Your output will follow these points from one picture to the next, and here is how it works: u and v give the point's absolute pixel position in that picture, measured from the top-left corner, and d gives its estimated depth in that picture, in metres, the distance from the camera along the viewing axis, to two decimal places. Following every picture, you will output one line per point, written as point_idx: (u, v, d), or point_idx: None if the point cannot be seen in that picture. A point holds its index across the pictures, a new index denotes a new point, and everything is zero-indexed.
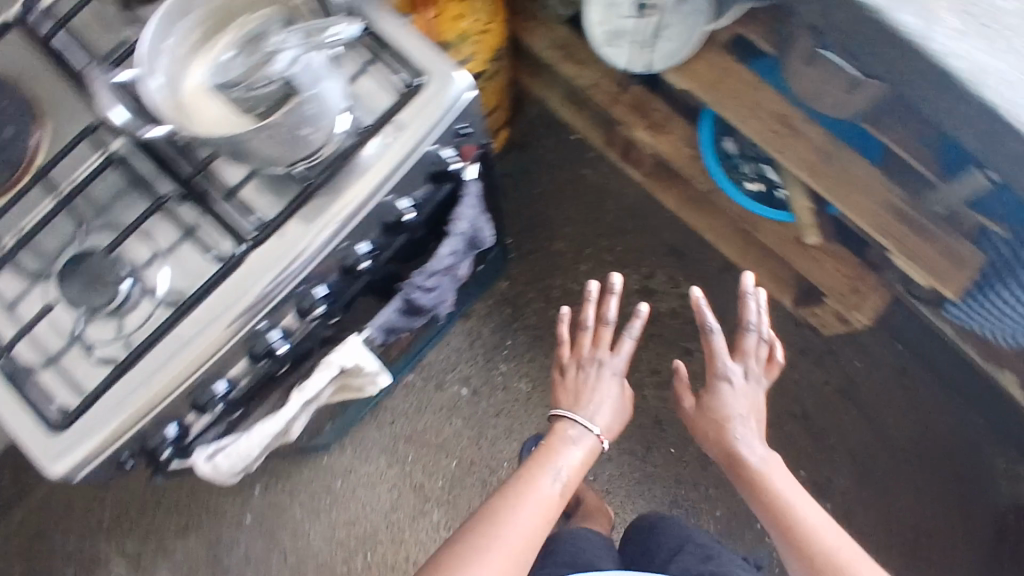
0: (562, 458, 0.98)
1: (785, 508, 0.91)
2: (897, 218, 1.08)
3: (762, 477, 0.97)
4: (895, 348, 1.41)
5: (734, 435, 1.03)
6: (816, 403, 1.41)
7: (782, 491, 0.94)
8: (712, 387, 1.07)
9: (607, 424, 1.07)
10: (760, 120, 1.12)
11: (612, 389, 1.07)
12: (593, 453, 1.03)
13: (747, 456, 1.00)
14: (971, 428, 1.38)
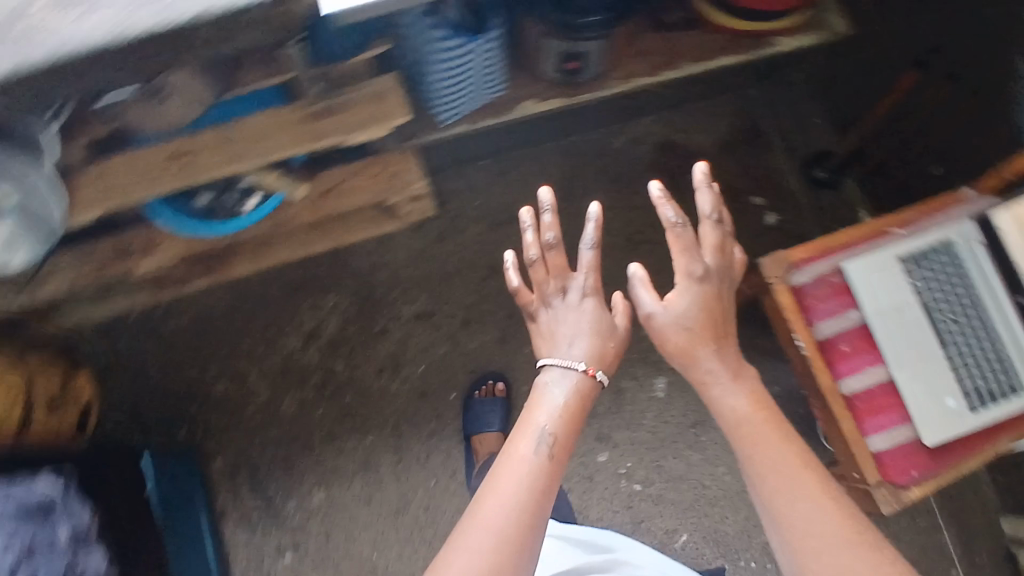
0: (545, 414, 0.95)
1: (754, 439, 0.93)
2: (317, 120, 1.14)
3: (745, 424, 0.96)
4: (475, 166, 1.54)
5: (704, 354, 1.01)
6: (484, 253, 1.52)
7: (763, 438, 0.93)
8: (687, 280, 1.01)
9: (597, 351, 1.02)
10: (154, 174, 1.12)
11: (583, 316, 1.03)
12: (587, 390, 0.99)
13: (729, 388, 1.00)
14: (568, 150, 1.56)
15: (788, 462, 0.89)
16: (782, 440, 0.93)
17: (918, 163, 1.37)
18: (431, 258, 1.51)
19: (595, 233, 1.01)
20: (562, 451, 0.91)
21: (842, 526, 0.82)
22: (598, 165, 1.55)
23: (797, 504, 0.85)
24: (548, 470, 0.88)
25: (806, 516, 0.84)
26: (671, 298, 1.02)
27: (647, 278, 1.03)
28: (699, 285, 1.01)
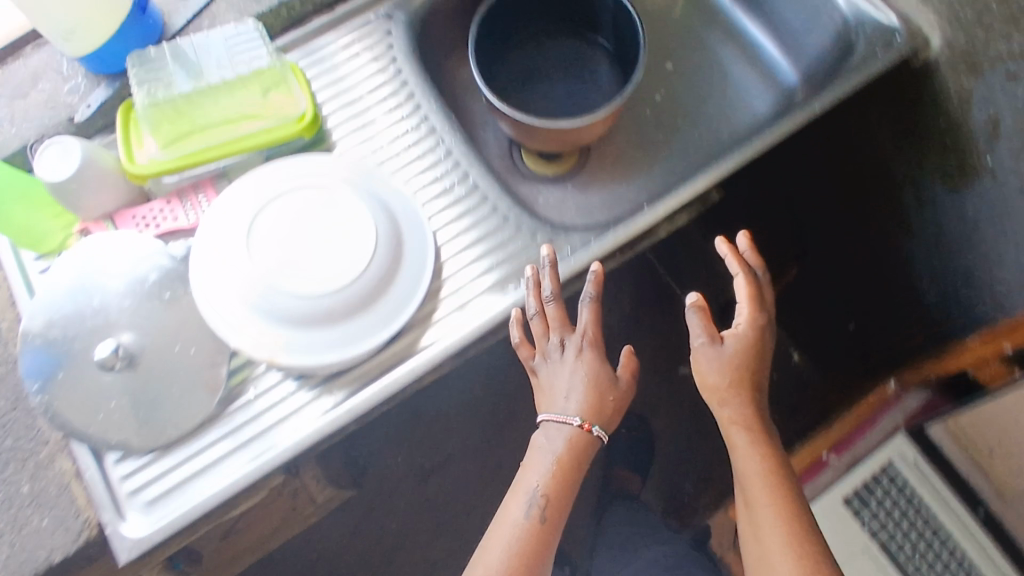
0: (537, 472, 0.66)
1: (757, 523, 0.66)
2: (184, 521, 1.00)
3: (760, 495, 0.66)
4: (388, 424, 1.43)
5: (739, 404, 0.68)
6: (423, 515, 1.40)
7: (770, 522, 0.65)
8: (741, 338, 0.70)
9: (586, 394, 0.66)
10: None
11: (580, 372, 0.67)
12: (583, 453, 0.66)
13: (747, 446, 0.67)
14: (480, 377, 1.45)
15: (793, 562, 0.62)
16: (798, 521, 0.64)
17: (835, 321, 1.22)
18: (370, 537, 1.39)
19: (593, 284, 0.69)
20: (552, 514, 0.65)
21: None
22: (515, 383, 1.45)
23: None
24: (536, 536, 0.64)
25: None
26: (728, 338, 0.70)
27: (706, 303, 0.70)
28: (753, 333, 0.70)
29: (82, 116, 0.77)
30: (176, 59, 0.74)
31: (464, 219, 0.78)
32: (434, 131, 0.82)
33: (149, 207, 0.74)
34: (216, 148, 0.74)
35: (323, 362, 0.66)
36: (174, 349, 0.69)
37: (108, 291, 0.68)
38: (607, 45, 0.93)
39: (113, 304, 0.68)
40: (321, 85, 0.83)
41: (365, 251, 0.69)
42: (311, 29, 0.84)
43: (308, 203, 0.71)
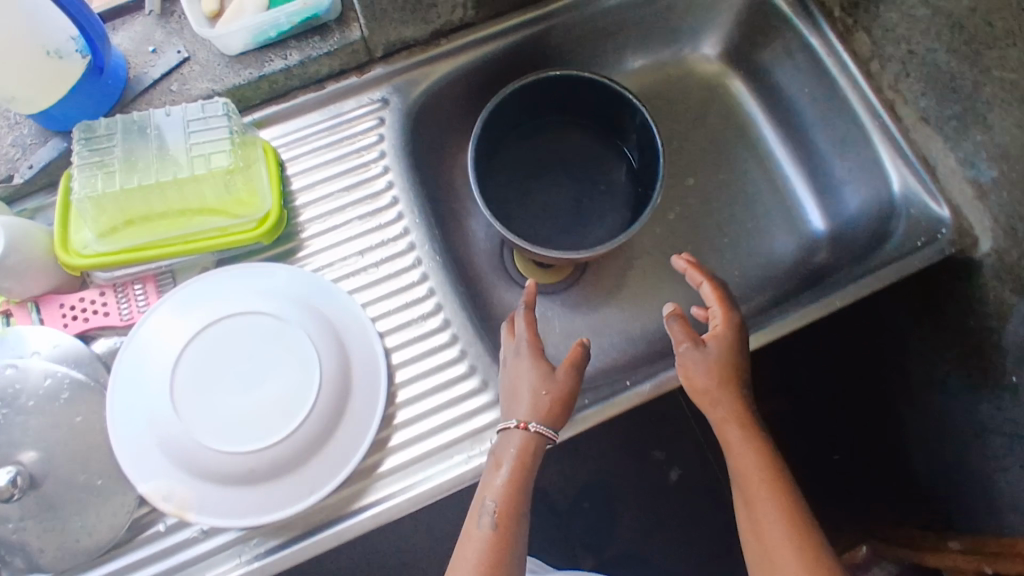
0: (493, 483, 0.60)
1: (761, 527, 0.58)
2: None
3: (761, 498, 0.58)
4: None
5: (730, 397, 0.61)
6: None
7: (774, 520, 0.57)
8: (724, 339, 0.63)
9: (524, 399, 0.63)
10: None
11: (517, 377, 0.64)
12: (531, 455, 0.61)
13: (743, 443, 0.60)
14: None
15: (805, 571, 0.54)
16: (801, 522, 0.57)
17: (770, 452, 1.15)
18: None
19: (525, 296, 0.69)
20: (506, 521, 0.58)
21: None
22: None
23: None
24: (498, 548, 0.57)
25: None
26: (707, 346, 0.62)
27: (681, 313, 0.64)
28: (733, 335, 0.63)
29: (23, 176, 0.70)
30: (126, 140, 0.65)
31: (428, 359, 0.70)
32: (413, 246, 0.74)
33: (80, 295, 0.67)
34: (157, 245, 0.66)
35: (234, 527, 0.59)
36: (81, 479, 0.63)
37: (16, 404, 0.62)
38: (632, 157, 0.82)
39: (20, 420, 0.62)
40: (298, 174, 0.75)
41: (300, 401, 0.62)
42: (296, 105, 0.75)
43: (260, 340, 0.63)
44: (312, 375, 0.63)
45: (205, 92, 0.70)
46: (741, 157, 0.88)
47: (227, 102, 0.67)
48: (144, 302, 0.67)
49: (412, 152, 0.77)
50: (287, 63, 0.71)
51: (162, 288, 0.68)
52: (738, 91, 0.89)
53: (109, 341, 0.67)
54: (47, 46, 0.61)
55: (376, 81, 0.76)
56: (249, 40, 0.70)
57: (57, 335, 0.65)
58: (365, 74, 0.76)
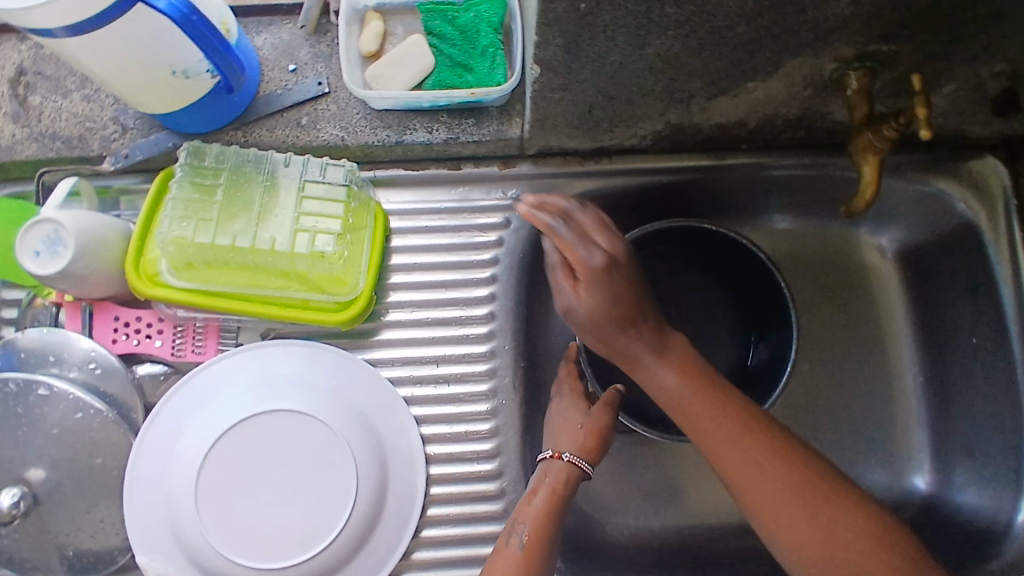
0: (525, 508, 0.58)
1: (770, 485, 0.53)
2: None
3: (719, 428, 0.55)
4: None
5: (627, 327, 0.57)
6: None
7: (746, 451, 0.54)
8: (606, 260, 0.58)
9: (564, 430, 0.62)
10: None
11: (555, 414, 0.64)
12: (565, 485, 0.59)
13: (670, 372, 0.57)
14: None
15: (794, 486, 0.53)
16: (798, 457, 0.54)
17: None
18: None
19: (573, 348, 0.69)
20: (536, 545, 0.56)
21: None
22: None
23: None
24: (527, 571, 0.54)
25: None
26: (612, 283, 0.57)
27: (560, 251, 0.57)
28: (620, 262, 0.58)
29: (112, 164, 0.64)
30: (232, 179, 0.59)
31: (465, 506, 0.65)
32: (492, 374, 0.67)
33: (137, 313, 0.62)
34: (234, 298, 0.60)
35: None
36: (81, 515, 0.60)
37: (39, 426, 0.59)
38: (752, 356, 0.73)
39: (38, 442, 0.59)
40: (401, 251, 0.68)
41: (321, 531, 0.57)
42: (424, 176, 0.67)
43: (295, 448, 0.59)
44: (342, 504, 0.58)
45: (332, 138, 0.62)
46: (868, 374, 0.77)
47: (351, 168, 0.61)
48: (200, 345, 0.63)
49: (529, 262, 0.69)
50: (429, 138, 0.63)
51: (222, 339, 0.63)
52: (890, 296, 0.78)
53: (153, 367, 0.63)
54: (173, 67, 0.53)
55: (515, 178, 0.68)
56: (398, 104, 0.61)
57: (95, 346, 0.61)
58: (507, 168, 0.68)
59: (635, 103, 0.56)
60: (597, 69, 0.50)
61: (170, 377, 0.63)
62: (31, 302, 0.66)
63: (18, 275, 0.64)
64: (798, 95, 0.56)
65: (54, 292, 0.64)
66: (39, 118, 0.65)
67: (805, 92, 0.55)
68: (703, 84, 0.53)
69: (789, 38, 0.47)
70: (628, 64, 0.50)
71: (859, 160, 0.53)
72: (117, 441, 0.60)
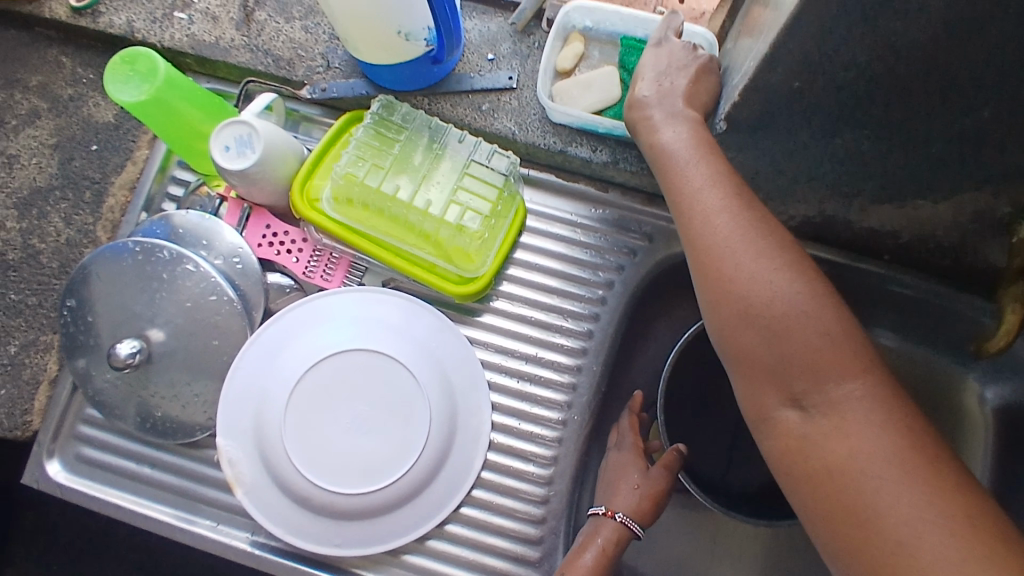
0: (574, 564, 0.61)
1: (736, 271, 0.45)
2: None
3: (718, 217, 0.47)
4: None
5: (672, 136, 0.52)
6: None
7: (720, 217, 0.47)
8: (692, 99, 0.54)
9: (620, 490, 0.66)
10: None
11: (612, 471, 0.68)
12: (616, 545, 0.63)
13: (690, 166, 0.50)
14: None
15: (779, 280, 0.45)
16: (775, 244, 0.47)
17: None
18: None
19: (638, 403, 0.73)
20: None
21: (895, 455, 0.39)
22: None
23: (843, 443, 0.41)
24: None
25: (846, 447, 0.41)
26: (663, 83, 0.55)
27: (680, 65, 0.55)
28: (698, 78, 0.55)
29: (309, 93, 0.70)
30: (410, 139, 0.64)
31: (509, 499, 0.67)
32: (573, 388, 0.69)
33: (286, 228, 0.68)
34: (375, 243, 0.66)
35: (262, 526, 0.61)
36: (180, 385, 0.66)
37: (174, 296, 0.65)
38: None
39: (169, 309, 0.65)
40: (526, 248, 0.71)
41: (382, 469, 0.61)
42: (570, 189, 0.72)
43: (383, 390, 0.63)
44: (407, 452, 0.62)
45: (504, 130, 0.67)
46: None
47: (514, 162, 0.65)
48: (328, 273, 0.68)
49: (638, 297, 0.72)
50: (591, 156, 0.66)
51: (349, 274, 0.68)
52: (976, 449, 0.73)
53: (281, 279, 0.68)
54: (400, 28, 0.58)
55: (654, 217, 0.71)
56: (574, 122, 0.65)
57: (242, 244, 0.67)
58: (651, 206, 0.71)
59: (799, 183, 0.58)
60: (779, 143, 0.53)
61: (294, 293, 0.68)
62: (196, 188, 0.73)
63: (197, 160, 0.70)
64: (960, 226, 0.56)
65: (223, 185, 0.71)
66: (259, 33, 0.72)
67: (969, 225, 0.55)
68: (873, 186, 0.54)
69: (977, 169, 0.48)
70: (810, 146, 0.52)
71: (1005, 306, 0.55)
72: (232, 332, 0.65)
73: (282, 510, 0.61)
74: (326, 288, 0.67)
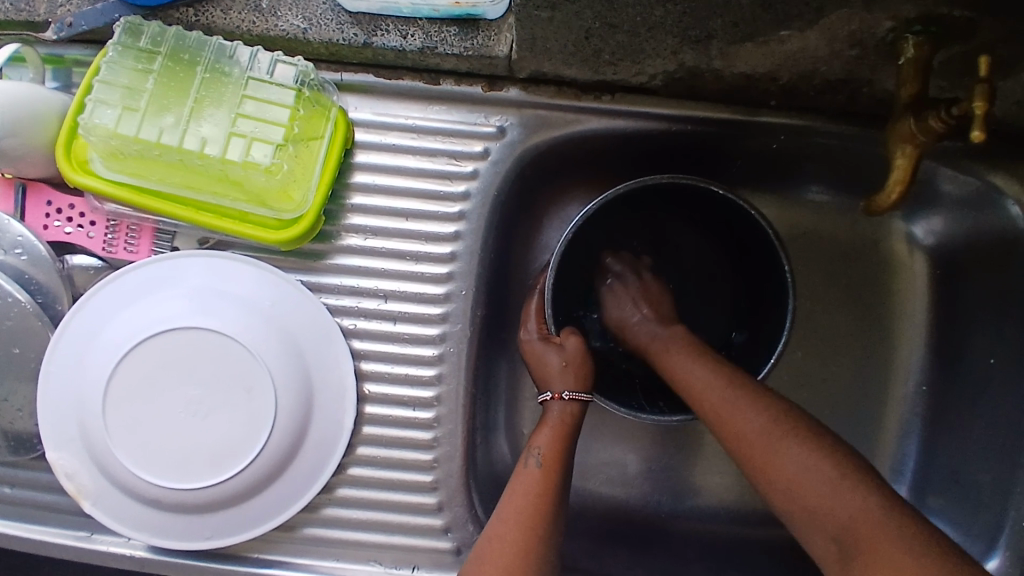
0: (543, 443, 0.56)
1: (722, 416, 0.51)
2: None
3: (740, 415, 0.50)
4: None
5: (719, 388, 0.52)
6: None
7: (780, 445, 0.48)
8: None
9: (553, 374, 0.59)
10: None
11: (535, 358, 0.61)
12: (574, 417, 0.58)
13: (707, 381, 0.53)
14: None
15: (768, 432, 0.48)
16: (811, 438, 0.48)
17: None
18: None
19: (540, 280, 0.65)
20: (555, 459, 0.55)
21: (878, 524, 0.43)
22: None
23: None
24: (550, 484, 0.54)
25: None
26: (634, 304, 0.61)
27: None
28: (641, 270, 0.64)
29: (57, 33, 0.56)
30: (168, 67, 0.52)
31: (396, 450, 0.60)
32: (445, 319, 0.61)
33: (71, 201, 0.57)
34: (167, 200, 0.55)
35: (122, 533, 0.56)
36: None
37: None
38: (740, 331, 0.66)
39: None
40: (362, 170, 0.60)
41: (232, 455, 0.55)
42: (399, 89, 0.59)
43: (215, 369, 0.55)
44: (257, 433, 0.55)
45: (293, 30, 0.54)
46: (866, 364, 0.69)
47: (304, 69, 0.54)
48: (132, 244, 0.58)
49: (504, 200, 0.61)
50: (403, 45, 0.54)
51: (157, 241, 0.58)
52: (910, 294, 0.69)
53: (86, 259, 0.58)
54: None
55: (502, 104, 0.59)
56: (373, 6, 0.52)
57: (24, 232, 0.56)
58: (493, 91, 0.59)
59: (640, 36, 0.46)
60: None
61: (103, 273, 0.59)
62: None
63: None
64: (841, 53, 0.46)
65: None
66: None
67: (850, 51, 0.45)
68: (724, 24, 0.43)
69: None
70: None
71: (893, 150, 0.46)
72: (37, 332, 0.57)
73: (140, 510, 0.56)
74: (135, 260, 0.58)
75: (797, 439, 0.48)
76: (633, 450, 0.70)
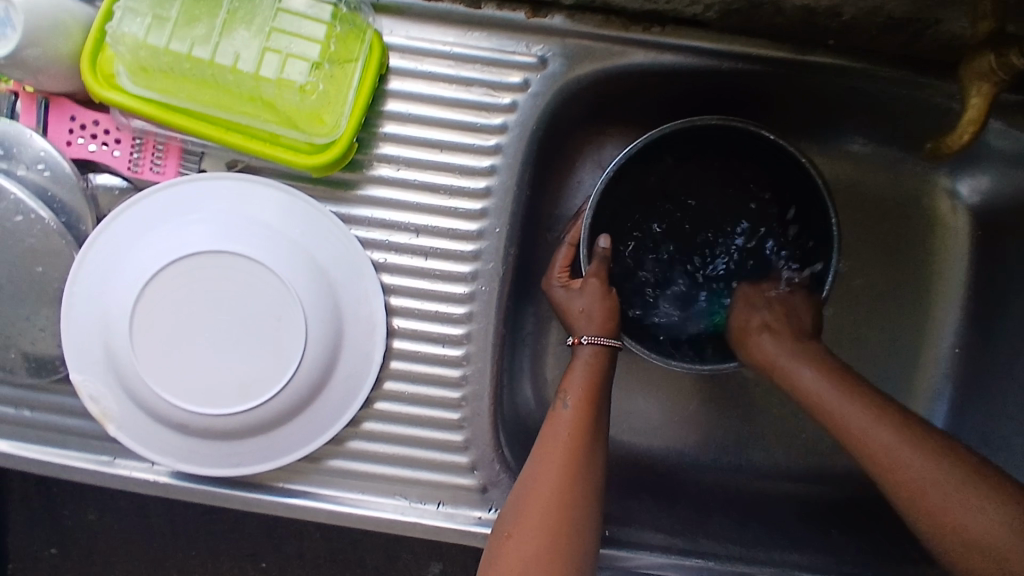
0: (575, 387, 0.55)
1: (845, 426, 0.50)
2: None
3: (859, 423, 0.49)
4: None
5: (841, 399, 0.50)
6: None
7: (904, 450, 0.47)
8: None
9: (578, 318, 0.57)
10: None
11: (563, 301, 0.59)
12: (603, 363, 0.56)
13: (832, 392, 0.51)
14: None
15: (891, 438, 0.48)
16: (929, 441, 0.48)
17: None
18: None
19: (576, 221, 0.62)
20: (586, 402, 0.54)
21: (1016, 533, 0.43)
22: None
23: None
24: (583, 430, 0.53)
25: None
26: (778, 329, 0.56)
27: None
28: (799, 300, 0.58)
29: None
30: None
31: (424, 387, 0.59)
32: (477, 257, 0.59)
33: (95, 116, 0.56)
34: (195, 119, 0.53)
35: (151, 458, 0.56)
36: (20, 321, 0.57)
37: None
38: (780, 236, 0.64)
39: None
40: (396, 98, 0.58)
41: (259, 385, 0.54)
42: (438, 12, 0.57)
43: (241, 294, 0.54)
44: (284, 363, 0.54)
45: None
46: (899, 322, 0.68)
47: None
48: (158, 163, 0.56)
49: (542, 134, 0.59)
50: None
51: (184, 162, 0.57)
52: (951, 251, 0.67)
53: (111, 178, 0.57)
54: None
55: (545, 33, 0.57)
56: None
57: (47, 146, 0.55)
58: (536, 18, 0.57)
59: None
60: None
61: (127, 194, 0.57)
62: None
63: None
64: None
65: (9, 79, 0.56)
66: None
67: None
68: None
69: None
70: None
71: (968, 87, 0.45)
72: (60, 252, 0.55)
73: (165, 436, 0.56)
74: (161, 181, 0.56)
75: (918, 446, 0.47)
76: (658, 398, 0.70)
